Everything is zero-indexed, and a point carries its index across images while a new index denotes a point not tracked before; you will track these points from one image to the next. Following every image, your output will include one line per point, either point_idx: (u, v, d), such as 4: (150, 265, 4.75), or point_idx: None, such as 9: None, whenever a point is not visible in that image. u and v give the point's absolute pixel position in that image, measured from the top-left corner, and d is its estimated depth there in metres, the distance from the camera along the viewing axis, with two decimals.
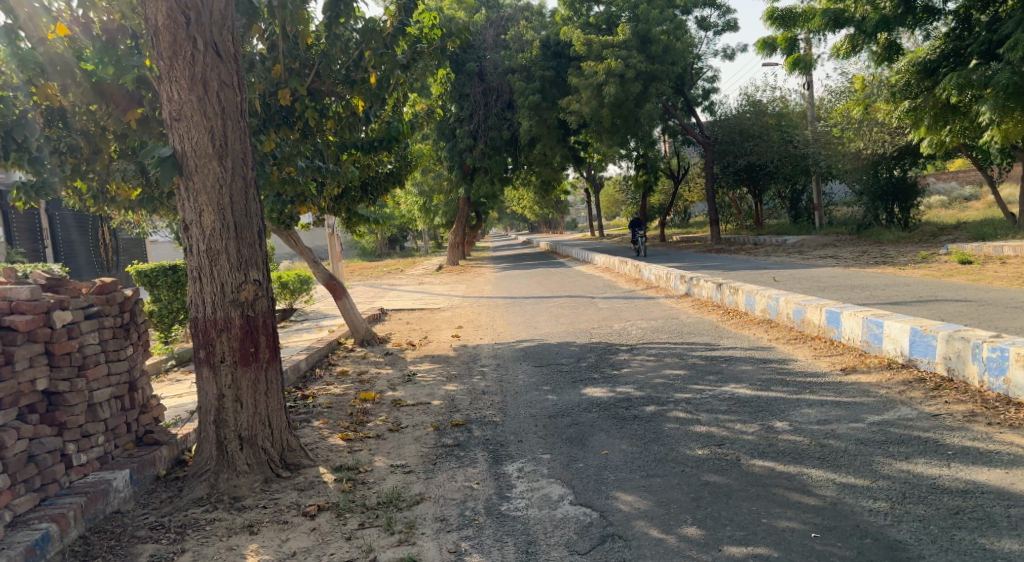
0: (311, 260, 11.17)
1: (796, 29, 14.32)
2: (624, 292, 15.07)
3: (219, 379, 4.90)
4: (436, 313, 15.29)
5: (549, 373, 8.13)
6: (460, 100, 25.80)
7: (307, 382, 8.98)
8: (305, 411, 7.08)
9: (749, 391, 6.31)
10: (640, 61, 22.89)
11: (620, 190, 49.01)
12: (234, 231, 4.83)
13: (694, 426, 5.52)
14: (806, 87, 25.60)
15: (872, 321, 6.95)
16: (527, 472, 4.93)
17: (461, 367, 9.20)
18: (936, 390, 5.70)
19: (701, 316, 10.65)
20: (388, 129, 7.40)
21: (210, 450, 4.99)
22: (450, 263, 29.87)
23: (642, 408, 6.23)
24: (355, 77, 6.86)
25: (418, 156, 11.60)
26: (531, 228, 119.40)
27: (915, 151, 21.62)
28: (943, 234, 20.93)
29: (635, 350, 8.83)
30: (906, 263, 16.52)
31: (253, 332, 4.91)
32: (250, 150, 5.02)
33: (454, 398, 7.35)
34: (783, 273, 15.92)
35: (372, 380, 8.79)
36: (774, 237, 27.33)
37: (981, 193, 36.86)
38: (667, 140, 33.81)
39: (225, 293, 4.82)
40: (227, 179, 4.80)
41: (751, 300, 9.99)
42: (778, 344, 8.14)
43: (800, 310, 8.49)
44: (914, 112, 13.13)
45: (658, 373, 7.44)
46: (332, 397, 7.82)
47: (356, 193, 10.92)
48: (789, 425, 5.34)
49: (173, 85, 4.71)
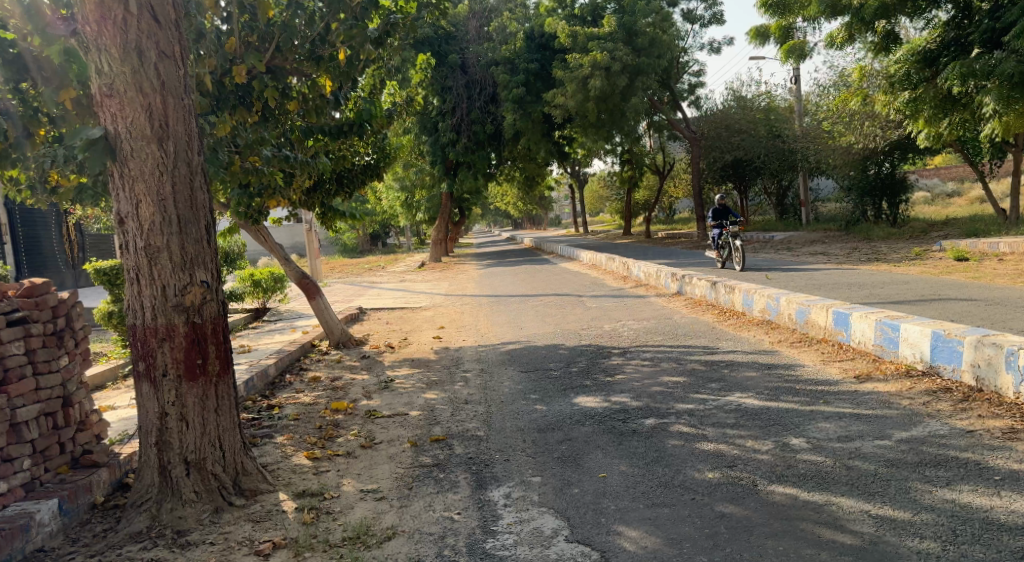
0: (282, 257, 10.51)
1: (791, 16, 13.80)
2: (613, 290, 14.52)
3: (160, 395, 4.31)
4: (418, 312, 14.68)
5: (537, 380, 7.56)
6: (443, 93, 25.29)
7: (276, 390, 8.36)
8: (269, 424, 6.45)
9: (757, 401, 5.75)
10: (626, 53, 22.36)
11: (604, 187, 48.56)
12: (178, 225, 4.26)
13: (701, 443, 4.94)
14: (795, 81, 25.18)
15: (886, 323, 6.41)
16: (515, 499, 4.34)
17: (442, 372, 8.60)
18: (966, 401, 5.17)
19: (696, 317, 10.10)
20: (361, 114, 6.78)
21: (152, 476, 4.39)
22: (433, 260, 29.22)
23: (641, 421, 5.65)
24: (321, 53, 6.18)
25: (397, 147, 10.98)
26: (514, 223, 118.84)
27: (905, 146, 21.27)
28: (934, 230, 20.55)
29: (629, 354, 8.27)
30: (899, 260, 16.09)
31: (201, 341, 4.34)
32: (197, 133, 4.42)
33: (434, 409, 6.75)
34: (776, 270, 15.45)
35: (346, 387, 8.18)
36: (761, 234, 26.90)
37: (965, 190, 36.67)
38: (652, 135, 33.40)
39: (166, 296, 4.24)
40: (169, 165, 4.21)
41: (748, 300, 9.43)
42: (781, 347, 7.58)
43: (803, 311, 7.93)
44: (913, 103, 12.56)
45: (655, 381, 6.87)
46: (300, 407, 7.21)
47: (330, 185, 10.27)
48: (808, 442, 4.78)
49: (103, 55, 4.10)
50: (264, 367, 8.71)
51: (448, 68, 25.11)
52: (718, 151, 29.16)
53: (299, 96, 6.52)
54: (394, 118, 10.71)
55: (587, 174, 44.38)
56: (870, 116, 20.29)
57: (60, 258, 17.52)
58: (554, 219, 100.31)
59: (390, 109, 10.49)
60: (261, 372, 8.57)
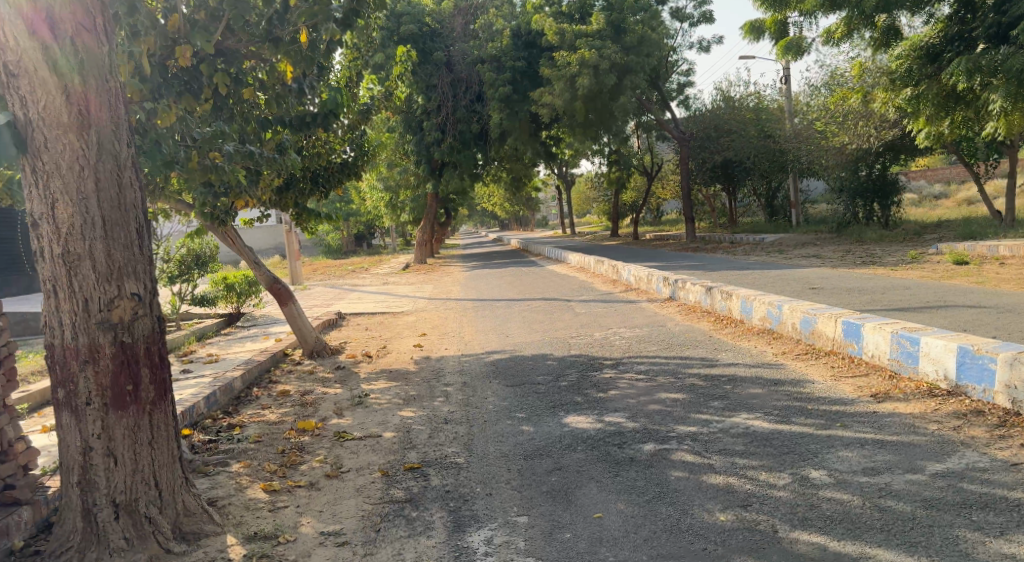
0: (251, 260, 9.87)
1: (788, 10, 13.16)
2: (602, 295, 13.94)
3: (84, 426, 3.79)
4: (399, 317, 14.05)
5: (523, 395, 6.98)
6: (428, 91, 24.55)
7: (240, 406, 7.76)
8: (225, 449, 5.88)
9: (766, 423, 5.22)
10: (614, 52, 21.76)
11: (591, 187, 48.03)
12: (103, 228, 3.75)
13: (708, 476, 4.38)
14: (786, 80, 24.66)
15: (903, 336, 5.87)
16: (498, 546, 3.80)
17: (421, 385, 8.01)
18: (1003, 427, 4.63)
19: (691, 324, 9.53)
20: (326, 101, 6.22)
21: (74, 520, 3.84)
22: (418, 262, 28.63)
23: (639, 446, 5.08)
24: (279, 34, 5.42)
25: (377, 144, 10.36)
26: (500, 223, 118.34)
27: (897, 147, 20.81)
28: (927, 233, 20.09)
29: (621, 366, 7.70)
30: (896, 263, 15.56)
31: (133, 363, 3.82)
32: (126, 123, 3.92)
33: (410, 430, 6.17)
34: (770, 274, 14.91)
35: (317, 403, 7.59)
36: (750, 236, 26.38)
37: (951, 192, 36.39)
38: (640, 135, 32.91)
39: (89, 311, 3.73)
40: (90, 158, 3.70)
41: (747, 307, 8.87)
42: (787, 360, 7.02)
43: (809, 320, 7.38)
44: (915, 100, 11.96)
45: (651, 397, 6.29)
46: (263, 428, 6.62)
47: (304, 184, 9.66)
48: (828, 475, 4.23)
49: (8, 28, 3.56)
50: (229, 381, 8.12)
51: (432, 66, 24.60)
52: (707, 152, 28.71)
53: (257, 82, 5.88)
54: (372, 113, 10.10)
55: (574, 175, 43.80)
56: (865, 115, 19.76)
57: (15, 262, 16.70)
58: (541, 221, 99.72)
59: (367, 103, 9.88)
60: (225, 386, 7.98)
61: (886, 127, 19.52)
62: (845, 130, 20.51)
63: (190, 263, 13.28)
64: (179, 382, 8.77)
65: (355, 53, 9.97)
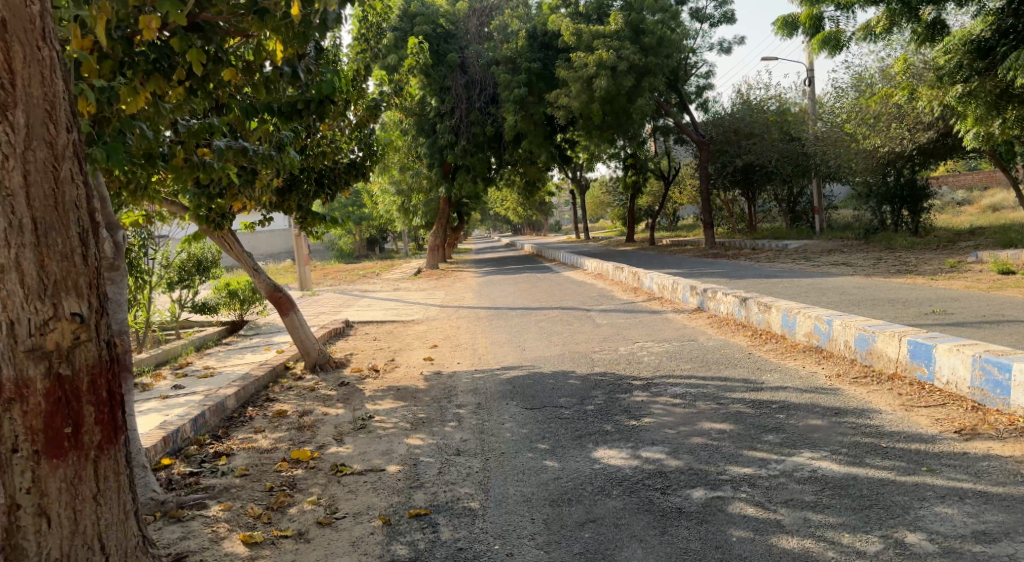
0: (249, 268, 9.12)
1: (823, 5, 12.16)
2: (623, 304, 13.16)
3: (8, 481, 3.04)
4: (410, 327, 13.28)
5: (546, 421, 6.22)
6: (441, 93, 24.07)
7: (230, 429, 7.04)
8: (206, 486, 5.18)
9: (835, 466, 4.46)
10: (633, 52, 20.96)
11: (605, 191, 47.16)
12: (33, 230, 3.02)
13: (778, 538, 3.66)
14: (810, 81, 23.77)
15: (989, 361, 5.09)
16: None
17: (431, 406, 7.26)
18: None
19: (725, 339, 8.73)
20: (322, 85, 5.19)
21: None
22: (430, 267, 27.88)
23: (686, 493, 4.32)
24: (262, 5, 4.61)
25: (387, 143, 9.63)
26: (513, 227, 117.58)
27: (931, 153, 19.82)
28: (963, 240, 19.14)
29: (653, 387, 6.93)
30: (934, 272, 14.65)
31: (72, 400, 3.10)
32: (67, 103, 3.21)
33: (418, 462, 5.44)
34: (801, 283, 14.06)
35: (315, 426, 6.86)
36: (773, 242, 25.45)
37: (976, 198, 35.35)
38: (657, 139, 32.12)
39: (15, 335, 3.00)
40: (15, 144, 2.99)
41: (789, 321, 8.04)
42: (843, 385, 6.20)
43: (866, 339, 6.57)
44: (967, 98, 10.98)
45: (693, 428, 5.50)
46: (250, 459, 5.92)
47: (308, 186, 8.88)
48: (929, 541, 3.48)
49: None
50: (221, 400, 7.41)
51: (446, 68, 23.80)
52: (727, 155, 27.83)
53: (241, 63, 5.13)
54: (383, 110, 9.40)
55: (589, 179, 43.04)
56: (899, 117, 18.79)
57: None
58: (553, 226, 98.91)
59: (377, 99, 9.18)
60: (216, 406, 7.26)
61: (920, 128, 18.49)
62: (877, 133, 19.44)
63: (190, 268, 12.58)
64: (168, 399, 8.08)
65: (363, 45, 9.25)
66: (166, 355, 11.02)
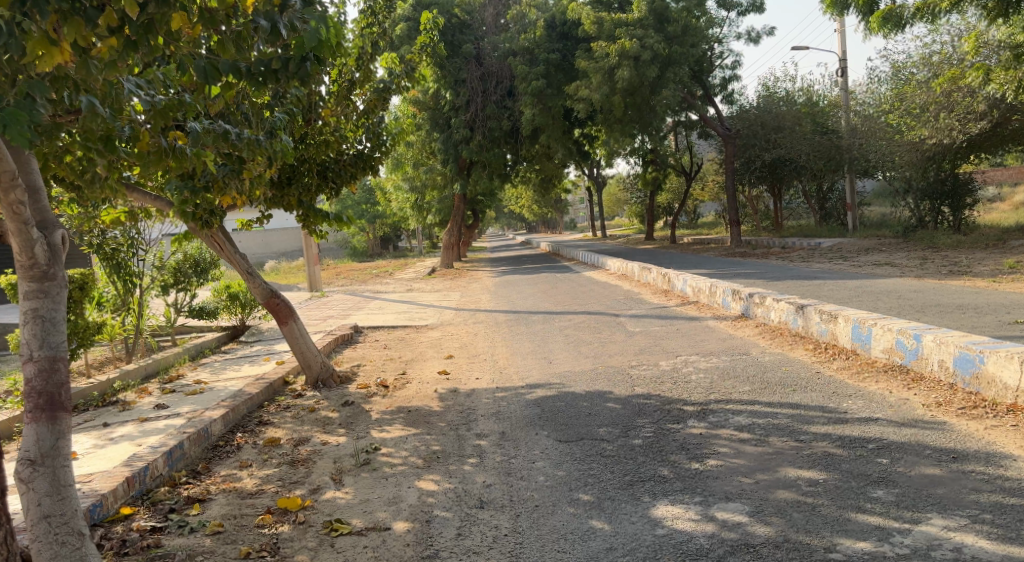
0: (243, 271, 8.05)
1: None
2: (655, 309, 12.02)
3: None
4: (424, 333, 12.19)
5: (588, 459, 5.12)
6: (456, 86, 22.88)
7: (211, 462, 5.98)
8: (164, 552, 4.14)
9: (986, 543, 3.48)
10: (658, 41, 19.73)
11: (623, 188, 45.82)
12: None
13: None
14: (847, 71, 22.46)
15: None
16: None
17: (446, 435, 6.17)
18: None
19: (784, 354, 7.61)
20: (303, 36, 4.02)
21: None
22: (444, 266, 26.81)
23: None
24: None
25: (396, 131, 8.49)
26: (529, 225, 116.40)
27: (980, 146, 18.53)
28: (1011, 238, 17.96)
29: (712, 414, 5.83)
30: (991, 275, 13.48)
31: None
32: None
33: (434, 517, 4.37)
34: (848, 285, 12.87)
35: (311, 461, 5.78)
36: (804, 240, 24.26)
37: (1009, 194, 34.03)
38: (679, 133, 30.95)
39: None
40: None
41: (862, 334, 6.91)
42: (951, 417, 5.10)
43: (970, 359, 5.47)
44: None
45: (776, 479, 4.37)
46: (226, 506, 4.87)
47: (310, 178, 7.69)
48: None
49: None
50: (203, 427, 6.33)
51: (461, 60, 22.79)
52: (755, 150, 26.49)
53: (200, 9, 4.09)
54: (392, 94, 8.34)
55: (607, 176, 41.79)
56: (948, 106, 17.51)
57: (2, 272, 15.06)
58: (568, 223, 97.66)
59: (385, 82, 8.15)
60: (197, 434, 6.17)
61: (972, 120, 17.16)
62: (924, 124, 18.17)
63: (186, 270, 11.50)
64: (146, 423, 7.01)
65: (370, 19, 8.19)
66: (158, 365, 10.00)
